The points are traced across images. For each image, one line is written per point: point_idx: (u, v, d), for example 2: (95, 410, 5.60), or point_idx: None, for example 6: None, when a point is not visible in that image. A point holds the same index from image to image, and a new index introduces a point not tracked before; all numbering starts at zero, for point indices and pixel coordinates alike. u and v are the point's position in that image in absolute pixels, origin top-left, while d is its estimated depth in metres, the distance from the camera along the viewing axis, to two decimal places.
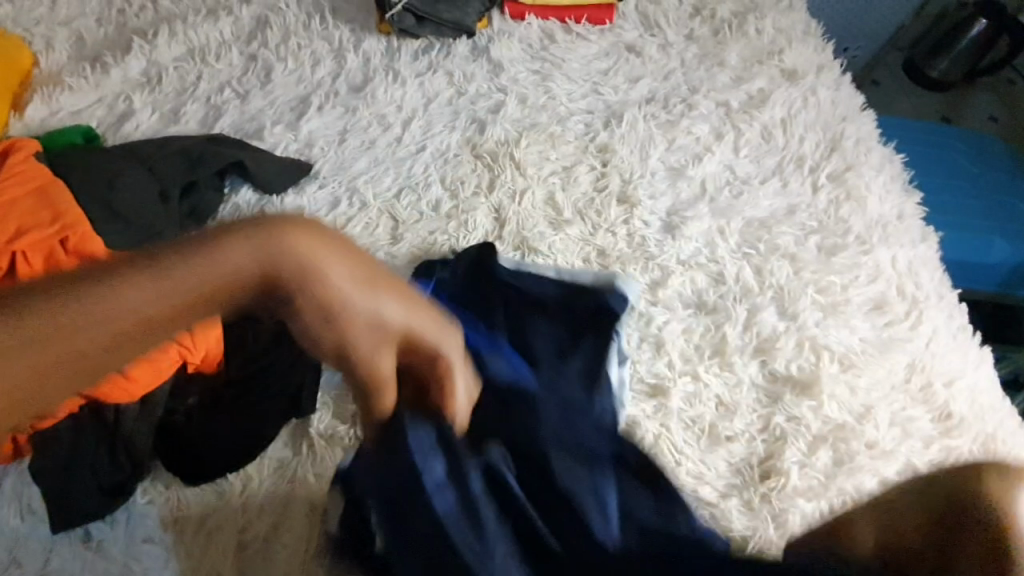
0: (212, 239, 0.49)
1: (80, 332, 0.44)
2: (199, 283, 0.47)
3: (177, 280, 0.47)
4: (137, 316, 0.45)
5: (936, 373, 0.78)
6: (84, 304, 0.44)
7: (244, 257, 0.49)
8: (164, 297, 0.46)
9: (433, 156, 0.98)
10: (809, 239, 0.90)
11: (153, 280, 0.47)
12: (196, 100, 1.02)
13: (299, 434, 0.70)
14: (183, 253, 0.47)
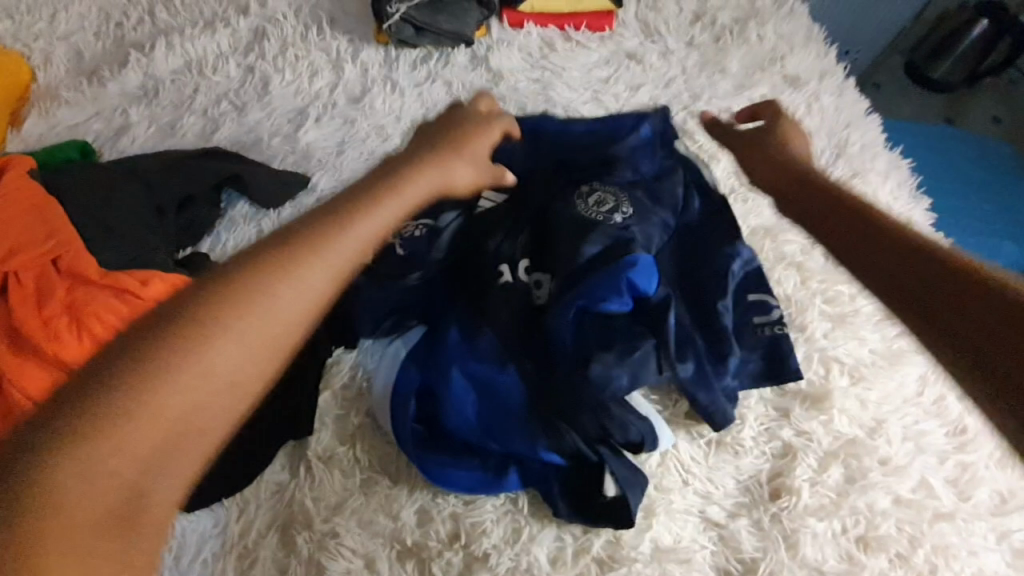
0: (320, 271, 0.46)
1: (163, 433, 0.39)
2: (298, 306, 0.45)
3: (278, 309, 0.44)
4: (221, 400, 0.41)
5: (950, 387, 0.76)
6: (191, 373, 0.40)
7: (326, 267, 0.47)
8: (266, 348, 0.43)
9: None
10: (816, 247, 0.88)
11: (262, 302, 0.43)
12: (194, 113, 1.01)
13: (297, 456, 0.68)
14: (269, 269, 0.45)
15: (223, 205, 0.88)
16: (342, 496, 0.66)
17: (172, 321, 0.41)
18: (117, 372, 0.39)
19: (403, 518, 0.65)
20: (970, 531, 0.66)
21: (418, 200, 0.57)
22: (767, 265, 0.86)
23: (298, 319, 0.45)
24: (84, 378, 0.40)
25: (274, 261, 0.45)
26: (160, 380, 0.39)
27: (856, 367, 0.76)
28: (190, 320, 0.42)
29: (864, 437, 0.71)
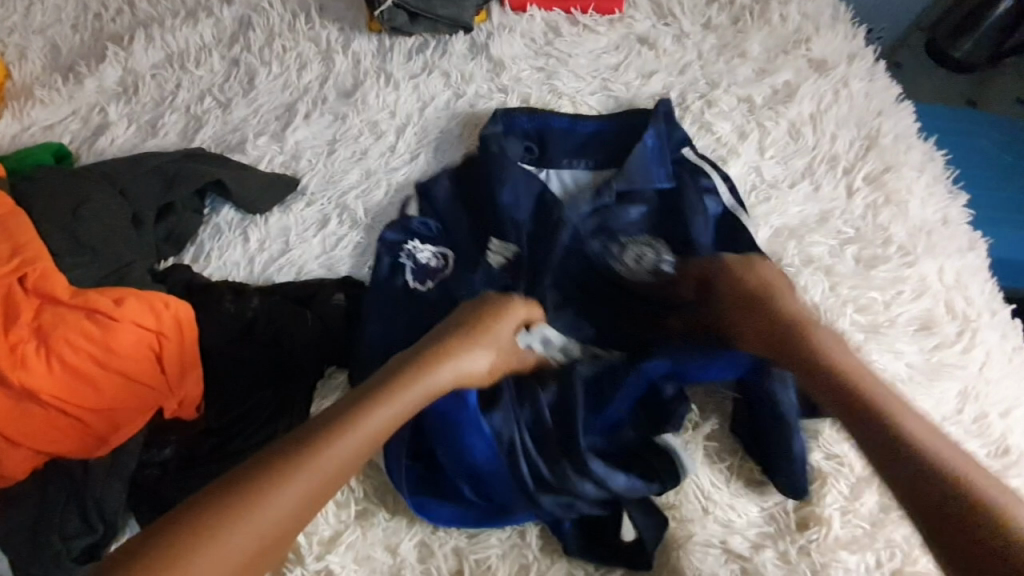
0: (391, 409, 0.56)
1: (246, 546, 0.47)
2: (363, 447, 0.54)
3: (344, 453, 0.52)
4: (283, 529, 0.49)
5: (991, 404, 0.71)
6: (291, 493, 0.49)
7: (372, 430, 0.54)
8: (326, 485, 0.51)
9: (429, 166, 0.90)
10: (846, 249, 0.81)
11: (332, 453, 0.52)
12: (175, 111, 0.95)
13: None
14: (371, 400, 0.56)
15: (206, 211, 0.82)
16: (338, 529, 0.61)
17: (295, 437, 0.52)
18: (249, 474, 0.49)
19: (402, 553, 0.61)
20: None
21: (458, 373, 0.62)
22: (793, 269, 0.79)
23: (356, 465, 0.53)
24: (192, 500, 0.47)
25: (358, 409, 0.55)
26: (261, 499, 0.48)
27: (891, 383, 0.70)
28: (296, 446, 0.51)
29: None
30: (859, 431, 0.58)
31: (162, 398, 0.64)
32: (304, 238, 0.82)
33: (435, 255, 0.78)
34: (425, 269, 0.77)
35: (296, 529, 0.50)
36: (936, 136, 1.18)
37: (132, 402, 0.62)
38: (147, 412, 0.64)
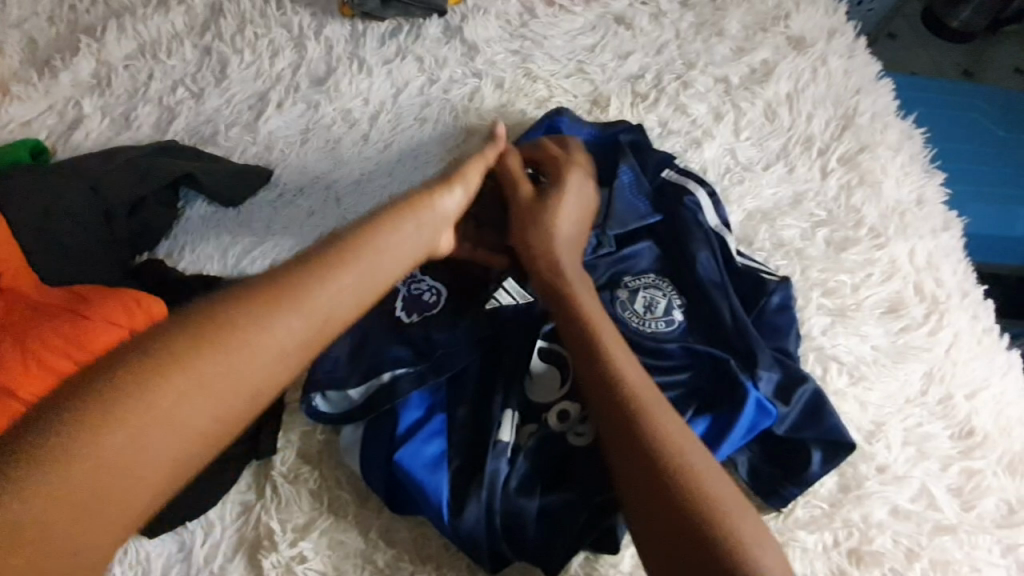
0: (333, 289, 0.54)
1: (179, 433, 0.44)
2: (305, 331, 0.51)
3: (283, 334, 0.50)
4: (208, 424, 0.46)
5: (957, 385, 0.71)
6: (231, 378, 0.47)
7: (310, 317, 0.52)
8: (263, 373, 0.49)
9: (402, 154, 0.90)
10: (817, 232, 0.81)
11: (271, 338, 0.50)
12: (149, 103, 0.95)
13: (263, 475, 0.65)
14: (312, 280, 0.53)
15: (180, 204, 0.83)
16: (311, 516, 0.63)
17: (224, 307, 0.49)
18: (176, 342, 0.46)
19: (373, 538, 0.62)
20: (972, 544, 0.62)
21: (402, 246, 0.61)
22: (764, 254, 0.79)
23: (298, 350, 0.51)
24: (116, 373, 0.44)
25: (296, 287, 0.52)
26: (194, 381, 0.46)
27: (855, 366, 0.71)
28: (225, 319, 0.49)
29: (861, 443, 0.67)
30: (643, 460, 0.53)
31: None
32: (278, 231, 0.83)
33: (428, 292, 0.70)
34: (415, 305, 0.69)
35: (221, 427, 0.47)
36: (918, 110, 1.16)
37: None
38: None
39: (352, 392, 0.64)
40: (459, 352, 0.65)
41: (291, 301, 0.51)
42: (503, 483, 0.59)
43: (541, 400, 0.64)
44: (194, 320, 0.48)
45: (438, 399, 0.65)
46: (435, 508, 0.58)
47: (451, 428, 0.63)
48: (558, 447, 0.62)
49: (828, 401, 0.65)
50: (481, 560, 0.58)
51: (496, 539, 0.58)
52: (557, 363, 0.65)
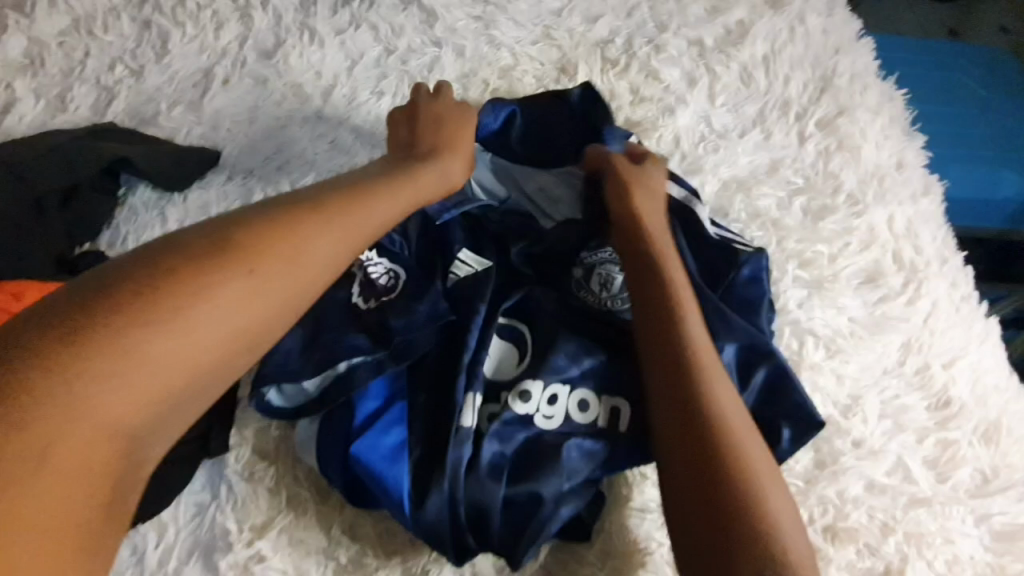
0: (372, 212, 0.57)
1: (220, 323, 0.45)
2: (338, 246, 0.53)
3: (320, 246, 0.52)
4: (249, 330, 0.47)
5: (935, 354, 0.69)
6: (271, 277, 0.48)
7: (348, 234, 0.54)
8: (304, 278, 0.51)
9: (358, 130, 0.85)
10: (794, 201, 0.78)
11: (309, 247, 0.51)
12: (86, 83, 0.88)
13: (218, 473, 0.62)
14: (352, 199, 0.57)
15: (122, 189, 0.78)
16: (269, 514, 0.60)
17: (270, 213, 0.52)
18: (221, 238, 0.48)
19: (335, 535, 0.60)
20: (947, 515, 0.61)
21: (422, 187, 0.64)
22: (739, 225, 0.76)
23: (332, 269, 0.53)
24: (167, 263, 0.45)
25: (336, 203, 0.56)
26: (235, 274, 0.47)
27: (832, 339, 0.69)
28: (277, 224, 0.51)
29: (837, 417, 0.65)
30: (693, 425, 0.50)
31: None
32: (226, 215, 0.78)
33: (383, 275, 0.66)
34: (372, 290, 0.65)
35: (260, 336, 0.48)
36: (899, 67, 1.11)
37: None
38: None
39: (306, 383, 0.61)
40: (420, 337, 0.61)
41: (331, 216, 0.54)
42: (465, 467, 0.57)
43: (501, 380, 0.62)
44: (254, 220, 0.50)
45: (399, 386, 0.62)
46: (396, 500, 0.56)
47: (411, 415, 0.60)
48: (524, 433, 0.59)
49: (792, 375, 0.62)
50: (444, 549, 0.56)
51: (459, 530, 0.55)
52: (516, 343, 0.64)
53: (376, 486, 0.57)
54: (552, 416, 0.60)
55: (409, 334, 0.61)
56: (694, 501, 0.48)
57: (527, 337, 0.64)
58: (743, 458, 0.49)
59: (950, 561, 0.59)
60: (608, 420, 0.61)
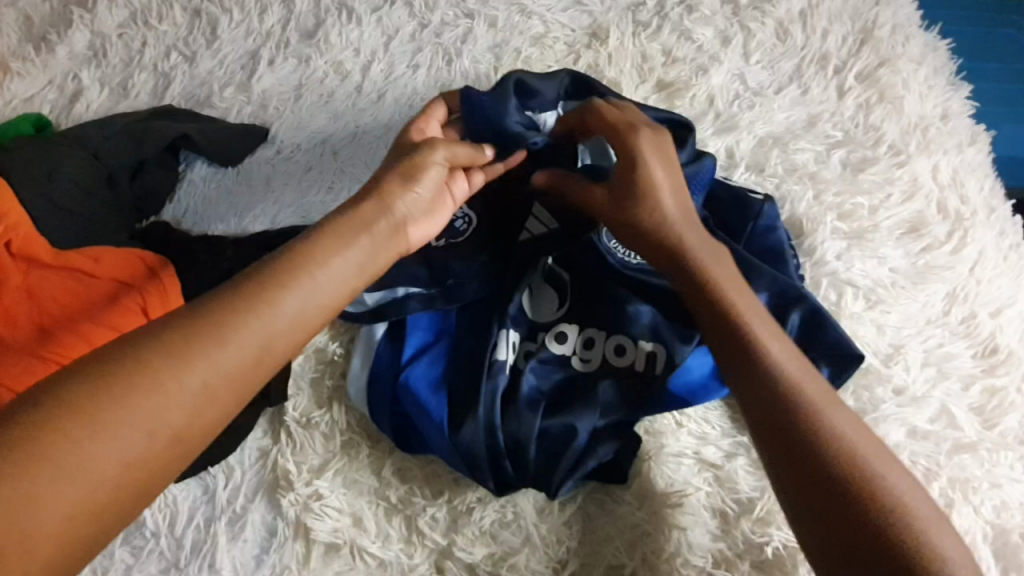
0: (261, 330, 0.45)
1: (69, 491, 0.37)
2: (224, 376, 0.43)
3: (202, 377, 0.43)
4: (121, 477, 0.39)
5: (982, 304, 0.68)
6: (133, 426, 0.40)
7: (252, 344, 0.45)
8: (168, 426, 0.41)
9: (396, 104, 0.87)
10: (832, 154, 0.77)
11: (187, 378, 0.42)
12: (144, 70, 0.94)
13: (278, 420, 0.67)
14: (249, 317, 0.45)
15: (181, 166, 0.84)
16: (326, 457, 0.65)
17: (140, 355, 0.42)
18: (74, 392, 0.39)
19: (386, 476, 0.64)
20: (994, 462, 0.61)
21: (357, 273, 0.52)
22: (776, 179, 0.75)
23: (229, 384, 0.44)
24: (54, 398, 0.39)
25: (223, 316, 0.45)
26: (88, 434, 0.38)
27: (872, 290, 0.68)
28: (172, 344, 0.43)
29: (878, 366, 0.65)
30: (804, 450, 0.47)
31: (156, 302, 0.66)
32: (277, 187, 0.83)
33: (459, 218, 0.70)
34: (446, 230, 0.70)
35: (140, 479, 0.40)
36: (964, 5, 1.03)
37: (130, 307, 0.65)
38: (138, 315, 0.65)
39: (366, 297, 0.67)
40: (468, 287, 0.67)
41: (218, 329, 0.44)
42: (501, 395, 0.62)
43: (541, 322, 0.66)
44: (148, 339, 0.43)
45: (446, 326, 0.67)
46: (436, 426, 0.61)
47: (453, 353, 0.65)
48: (560, 373, 0.64)
49: (827, 316, 0.63)
50: (484, 478, 0.60)
51: (497, 456, 0.60)
52: (558, 291, 0.67)
53: (419, 419, 0.62)
54: (588, 359, 0.65)
55: (462, 288, 0.67)
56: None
57: (567, 283, 0.68)
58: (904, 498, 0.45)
59: (997, 506, 0.60)
60: (645, 364, 0.64)
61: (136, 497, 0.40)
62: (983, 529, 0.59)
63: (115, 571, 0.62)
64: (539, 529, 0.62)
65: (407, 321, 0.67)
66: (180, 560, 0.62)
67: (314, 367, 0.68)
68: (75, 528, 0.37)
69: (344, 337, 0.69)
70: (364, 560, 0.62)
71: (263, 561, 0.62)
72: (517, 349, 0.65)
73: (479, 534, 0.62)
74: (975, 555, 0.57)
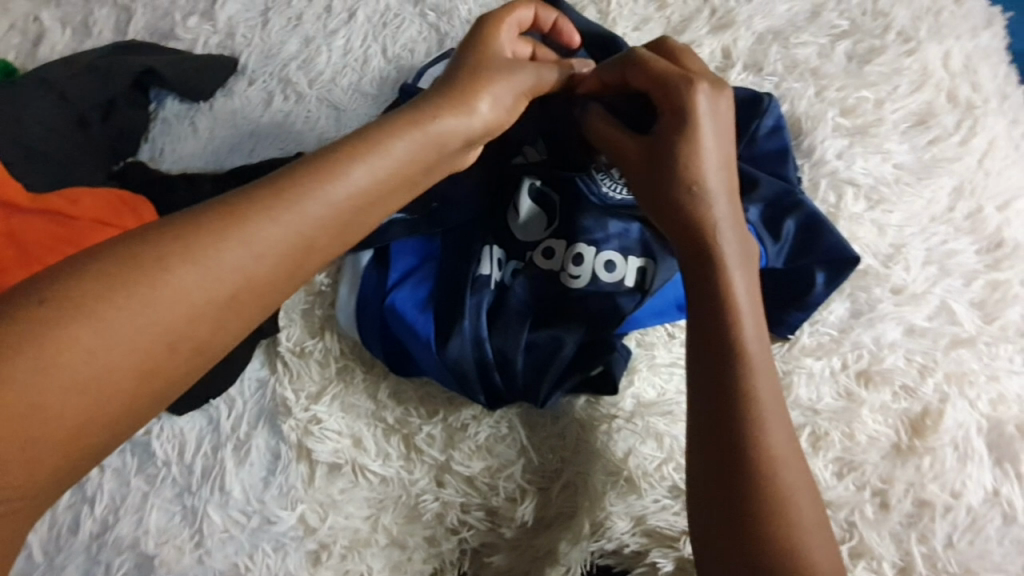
0: (283, 222, 0.44)
1: (160, 321, 0.39)
2: (247, 265, 0.42)
3: (197, 282, 0.40)
4: (207, 311, 0.40)
5: (989, 197, 0.65)
6: (223, 265, 0.41)
7: (328, 196, 0.46)
8: (151, 341, 0.38)
9: (369, 22, 0.82)
10: (836, 47, 0.71)
11: (271, 228, 0.43)
12: (105, 5, 0.89)
13: (273, 351, 0.68)
14: (226, 232, 0.42)
15: (153, 105, 0.82)
16: (322, 384, 0.66)
17: (97, 269, 0.38)
18: (30, 315, 0.36)
19: (382, 399, 0.65)
20: (993, 355, 0.60)
21: (426, 125, 0.52)
22: (775, 78, 0.70)
23: (303, 241, 0.44)
24: (151, 229, 0.41)
25: (304, 178, 0.46)
26: (51, 354, 0.35)
27: (873, 189, 0.65)
28: (263, 197, 0.44)
29: (877, 267, 0.62)
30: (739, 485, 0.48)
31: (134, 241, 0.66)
32: (252, 121, 0.79)
33: None
34: None
35: (225, 315, 0.41)
36: None
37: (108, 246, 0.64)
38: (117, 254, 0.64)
39: None
40: (454, 209, 0.65)
41: (300, 190, 0.45)
42: (486, 310, 0.62)
43: (529, 241, 0.64)
44: (241, 192, 0.44)
45: (431, 249, 0.66)
46: (423, 343, 0.61)
47: (438, 275, 0.64)
48: (550, 289, 0.63)
49: (824, 220, 0.61)
50: (474, 393, 0.61)
51: (485, 370, 0.60)
52: (546, 208, 0.65)
53: (407, 339, 0.62)
54: (578, 275, 0.62)
55: (442, 209, 0.65)
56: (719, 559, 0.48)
57: (556, 200, 0.65)
58: (793, 519, 0.47)
59: (993, 400, 0.59)
60: (635, 280, 0.62)
61: (214, 343, 0.41)
62: (977, 422, 0.59)
63: (134, 498, 0.65)
64: (533, 441, 0.64)
65: (393, 246, 0.66)
66: (192, 485, 0.65)
67: (302, 297, 0.68)
68: (166, 359, 0.39)
69: (331, 267, 0.68)
70: (366, 477, 0.64)
71: (270, 483, 0.65)
72: (504, 267, 0.64)
73: (476, 448, 0.64)
74: (967, 447, 0.58)
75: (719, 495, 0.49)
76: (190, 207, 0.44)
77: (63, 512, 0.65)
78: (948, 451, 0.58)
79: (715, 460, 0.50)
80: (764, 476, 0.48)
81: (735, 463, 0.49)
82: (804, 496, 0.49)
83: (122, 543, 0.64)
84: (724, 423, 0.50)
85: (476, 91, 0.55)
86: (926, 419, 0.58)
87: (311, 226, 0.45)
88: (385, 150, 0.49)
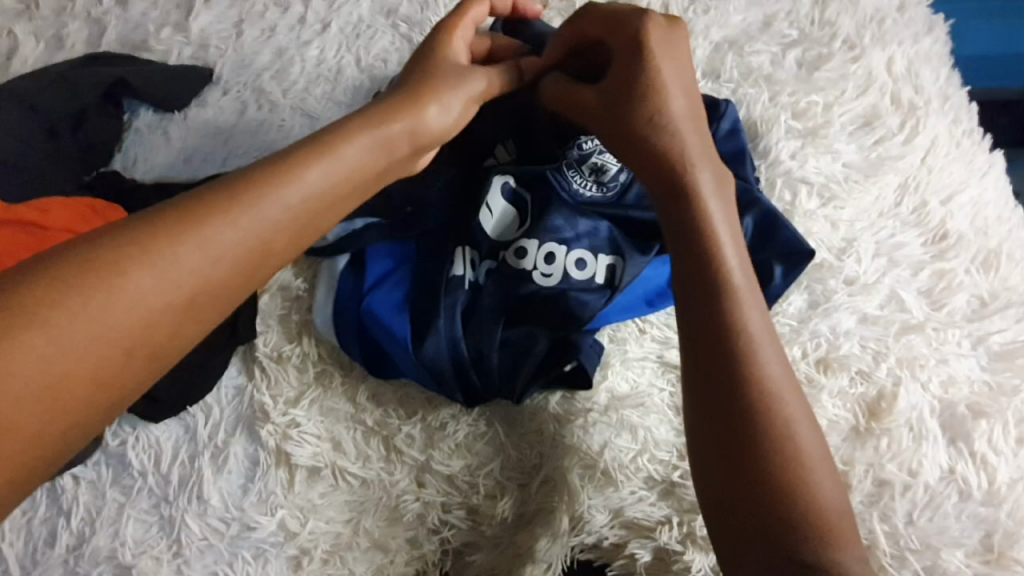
0: (239, 228, 0.44)
1: (116, 327, 0.39)
2: (204, 269, 0.43)
3: (155, 287, 0.40)
4: (164, 316, 0.41)
5: (933, 192, 0.69)
6: (179, 271, 0.42)
7: (287, 194, 0.47)
8: (109, 346, 0.39)
9: (342, 33, 0.84)
10: (787, 55, 0.75)
11: (226, 233, 0.44)
12: (76, 18, 0.89)
13: (250, 357, 0.68)
14: (182, 236, 0.42)
15: (127, 115, 0.82)
16: (301, 389, 0.66)
17: (48, 276, 0.38)
18: None
19: (361, 402, 0.66)
20: (942, 340, 0.64)
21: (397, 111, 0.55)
22: (732, 84, 0.74)
23: (260, 245, 0.46)
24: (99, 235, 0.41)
25: (257, 183, 0.47)
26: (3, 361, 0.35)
27: (825, 186, 0.69)
28: (215, 202, 0.45)
29: (831, 260, 0.66)
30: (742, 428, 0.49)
31: None
32: (227, 128, 0.80)
33: None
34: None
35: (181, 320, 0.42)
36: None
37: None
38: None
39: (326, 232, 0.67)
40: (428, 212, 0.67)
41: (255, 193, 0.46)
42: (461, 310, 0.63)
43: (502, 242, 0.66)
44: (191, 198, 0.45)
45: (407, 252, 0.68)
46: (400, 344, 0.62)
47: (414, 277, 0.66)
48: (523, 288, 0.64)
49: (780, 216, 0.64)
50: (452, 391, 0.63)
51: (461, 367, 0.62)
52: (518, 210, 0.67)
53: (384, 339, 0.63)
54: (550, 274, 0.64)
55: (418, 213, 0.67)
56: (722, 509, 0.49)
57: (527, 202, 0.67)
58: (795, 450, 0.48)
59: (944, 382, 0.63)
60: (605, 277, 0.64)
61: (170, 349, 0.42)
62: (930, 403, 0.62)
63: (109, 510, 0.65)
64: (511, 439, 0.65)
65: (369, 249, 0.67)
66: (169, 495, 0.65)
67: (279, 302, 0.69)
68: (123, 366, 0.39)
69: (308, 273, 0.69)
70: (346, 480, 0.65)
71: (249, 489, 0.65)
72: (478, 268, 0.66)
73: (455, 447, 0.65)
74: (922, 427, 0.61)
75: (726, 435, 0.49)
76: (138, 214, 0.44)
77: (37, 527, 0.64)
78: (903, 432, 0.61)
79: (716, 406, 0.50)
80: (766, 411, 0.49)
81: (730, 411, 0.49)
82: (808, 427, 0.50)
83: (98, 556, 0.63)
84: (714, 365, 0.51)
85: (445, 86, 0.59)
86: (881, 402, 0.62)
87: (268, 228, 0.46)
88: (340, 150, 0.51)
